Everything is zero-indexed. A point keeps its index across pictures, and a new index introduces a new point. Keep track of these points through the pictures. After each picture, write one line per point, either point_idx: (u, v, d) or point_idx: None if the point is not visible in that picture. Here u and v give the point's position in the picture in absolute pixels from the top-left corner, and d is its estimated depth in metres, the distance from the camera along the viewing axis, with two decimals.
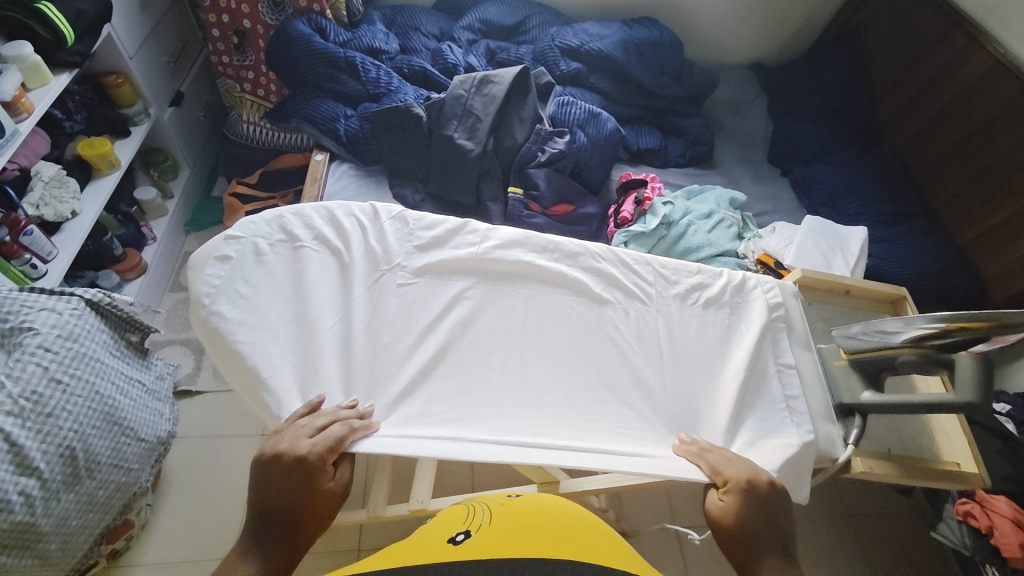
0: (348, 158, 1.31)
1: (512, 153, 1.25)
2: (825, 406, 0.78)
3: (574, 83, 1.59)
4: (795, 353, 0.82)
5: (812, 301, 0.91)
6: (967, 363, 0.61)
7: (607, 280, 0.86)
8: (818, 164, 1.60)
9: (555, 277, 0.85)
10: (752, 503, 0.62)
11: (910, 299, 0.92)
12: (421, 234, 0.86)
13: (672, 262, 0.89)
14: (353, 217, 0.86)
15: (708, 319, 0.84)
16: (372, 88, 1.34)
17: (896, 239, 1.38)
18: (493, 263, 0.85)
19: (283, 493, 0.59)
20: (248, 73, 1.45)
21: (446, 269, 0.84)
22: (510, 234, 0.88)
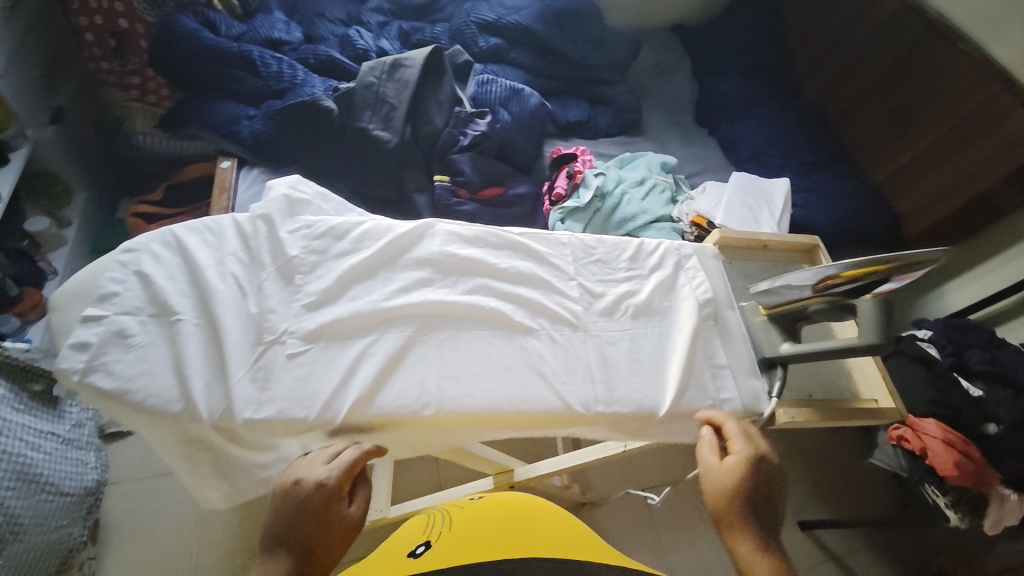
0: (257, 162, 1.22)
1: (434, 139, 1.19)
2: (749, 361, 0.68)
3: (494, 59, 1.53)
4: (720, 318, 0.69)
5: (733, 258, 0.87)
6: (867, 306, 0.61)
7: (525, 313, 0.62)
8: (744, 120, 1.62)
9: (462, 310, 0.60)
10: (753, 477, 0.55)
11: (822, 247, 0.91)
12: (311, 287, 0.57)
13: (593, 266, 0.68)
14: (231, 276, 0.56)
15: (640, 336, 0.64)
16: (275, 83, 1.24)
17: (818, 186, 1.43)
18: (402, 310, 0.58)
19: (299, 526, 0.51)
20: (134, 78, 1.31)
21: (349, 330, 0.56)
22: (420, 270, 0.62)
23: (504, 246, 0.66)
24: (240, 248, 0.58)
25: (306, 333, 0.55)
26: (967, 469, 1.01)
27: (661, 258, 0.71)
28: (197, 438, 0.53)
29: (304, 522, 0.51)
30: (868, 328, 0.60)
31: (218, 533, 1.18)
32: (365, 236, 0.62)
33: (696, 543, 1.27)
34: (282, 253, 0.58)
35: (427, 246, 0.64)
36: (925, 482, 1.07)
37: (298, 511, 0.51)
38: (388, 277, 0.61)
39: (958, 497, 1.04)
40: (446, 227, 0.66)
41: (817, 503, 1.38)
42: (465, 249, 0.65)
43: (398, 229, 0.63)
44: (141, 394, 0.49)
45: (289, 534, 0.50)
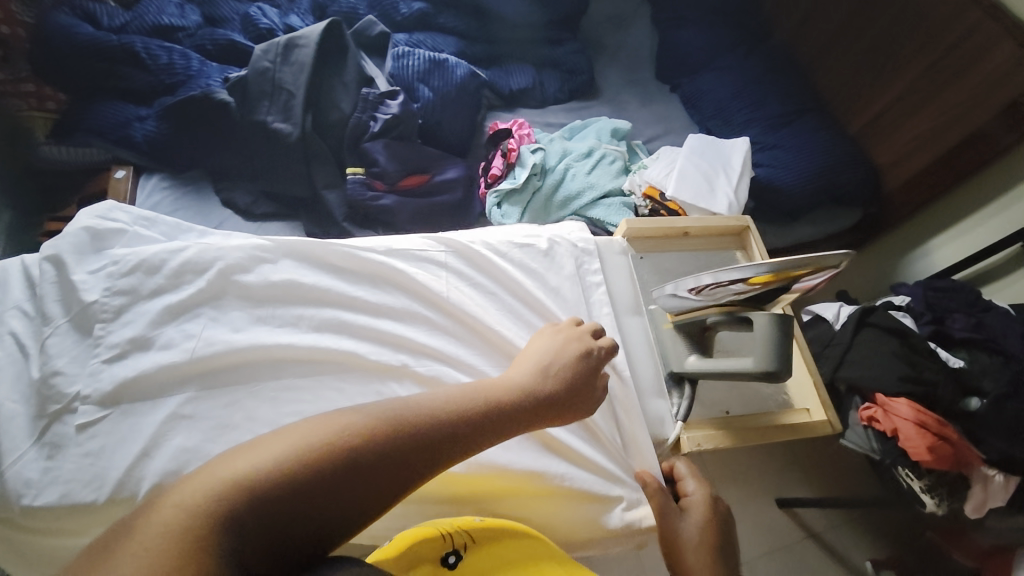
0: (157, 167, 1.12)
1: (342, 127, 1.07)
2: (653, 375, 0.69)
3: (422, 27, 1.38)
4: (623, 323, 0.71)
5: (648, 251, 0.78)
6: (765, 322, 0.56)
7: (373, 343, 0.61)
8: (705, 73, 1.46)
9: (288, 353, 0.58)
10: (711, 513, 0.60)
11: (751, 230, 0.81)
12: (114, 337, 0.55)
13: (474, 283, 0.68)
14: (11, 335, 0.55)
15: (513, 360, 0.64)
16: (166, 77, 1.12)
17: (786, 142, 1.28)
18: (230, 356, 0.56)
19: (569, 363, 0.59)
20: (29, 85, 1.22)
21: (159, 382, 0.54)
22: (245, 302, 0.60)
23: (369, 270, 0.65)
24: (34, 307, 0.57)
25: (100, 396, 0.53)
26: (943, 453, 0.92)
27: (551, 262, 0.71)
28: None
29: (563, 366, 0.58)
30: (764, 356, 0.57)
31: None
32: (177, 270, 0.59)
33: None
34: (77, 300, 0.56)
35: (266, 274, 0.61)
36: (897, 465, 0.99)
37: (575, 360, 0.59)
38: (211, 316, 0.59)
39: (935, 480, 0.97)
40: (265, 240, 0.63)
41: (799, 483, 1.31)
42: (301, 275, 0.62)
43: (226, 259, 0.60)
44: None
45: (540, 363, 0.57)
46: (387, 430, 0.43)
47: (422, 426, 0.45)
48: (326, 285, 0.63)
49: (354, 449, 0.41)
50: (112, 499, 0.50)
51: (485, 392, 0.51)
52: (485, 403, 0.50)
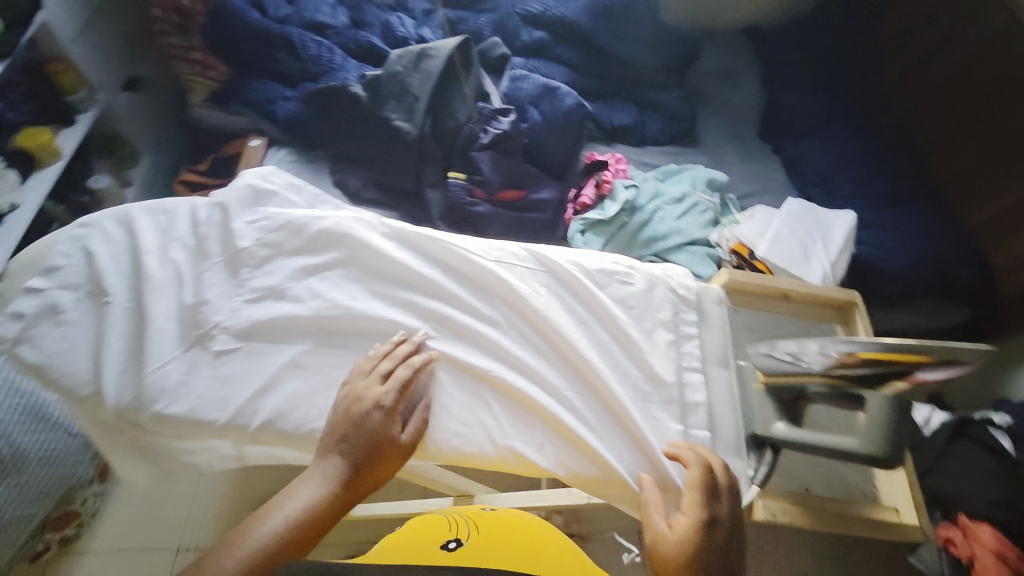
0: (288, 143, 1.26)
1: (455, 134, 1.14)
2: (733, 433, 0.57)
3: (536, 54, 1.42)
4: (707, 376, 0.58)
5: (741, 306, 0.74)
6: (877, 405, 0.52)
7: (467, 341, 0.58)
8: (814, 139, 1.42)
9: (395, 333, 0.58)
10: (706, 539, 0.49)
11: (860, 306, 0.76)
12: (254, 282, 0.58)
13: (575, 303, 0.59)
14: (171, 263, 0.58)
15: (601, 393, 0.56)
16: (313, 66, 1.25)
17: (891, 224, 1.21)
18: (347, 322, 0.57)
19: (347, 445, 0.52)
20: (194, 54, 1.39)
21: (279, 328, 0.57)
22: (364, 272, 0.60)
23: (471, 267, 0.59)
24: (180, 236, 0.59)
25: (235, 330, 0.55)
26: None
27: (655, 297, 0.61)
28: (112, 421, 0.54)
29: (343, 442, 0.51)
30: (873, 435, 0.52)
31: (213, 493, 1.25)
32: (317, 235, 0.60)
33: None
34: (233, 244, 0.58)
35: (385, 253, 0.59)
36: None
37: (350, 434, 0.52)
38: (337, 281, 0.59)
39: None
40: (391, 223, 0.62)
41: None
42: (418, 258, 0.60)
43: (355, 230, 0.60)
44: (57, 371, 0.53)
45: (344, 453, 0.52)
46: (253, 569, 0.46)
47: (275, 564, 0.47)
48: (437, 276, 0.60)
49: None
50: (229, 423, 0.53)
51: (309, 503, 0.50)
52: (312, 514, 0.50)
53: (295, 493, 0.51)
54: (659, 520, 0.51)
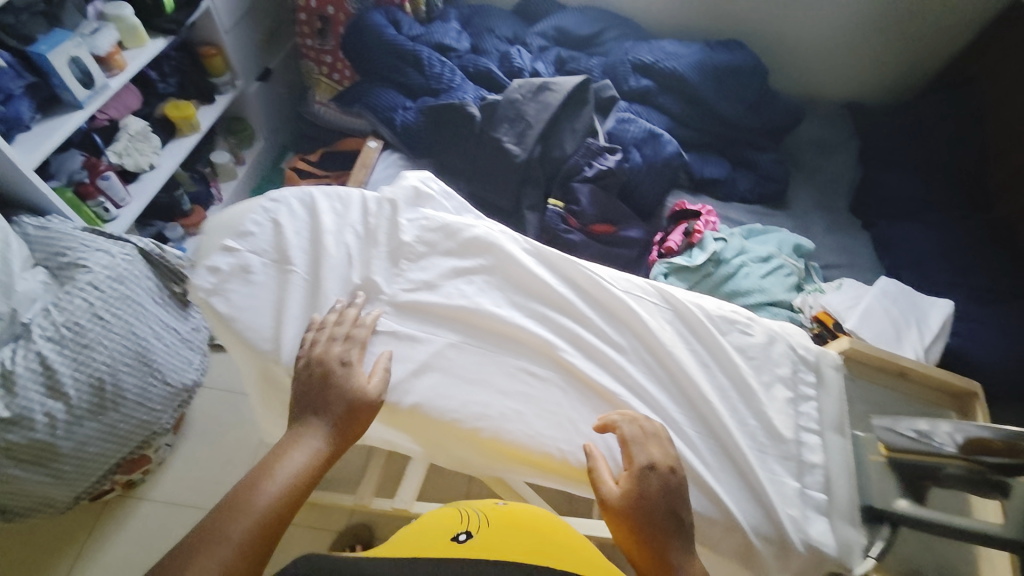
0: (399, 148, 1.34)
1: (559, 164, 1.20)
2: (852, 501, 0.54)
3: (640, 100, 1.50)
4: (824, 440, 0.58)
5: (857, 377, 0.68)
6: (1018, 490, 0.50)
7: (598, 361, 0.58)
8: (909, 222, 1.41)
9: (531, 343, 0.58)
10: (652, 492, 0.49)
11: (983, 399, 0.71)
12: (413, 276, 0.60)
13: (695, 345, 0.61)
14: (345, 246, 0.61)
15: (721, 436, 0.55)
16: (434, 83, 1.35)
17: (991, 320, 1.17)
18: (494, 322, 0.58)
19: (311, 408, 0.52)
20: (327, 57, 1.53)
21: (434, 316, 0.58)
22: (512, 277, 0.62)
23: (601, 295, 0.62)
24: (338, 214, 0.63)
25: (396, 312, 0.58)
26: None
27: (777, 356, 0.61)
28: (274, 379, 0.59)
29: (311, 403, 0.52)
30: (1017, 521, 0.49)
31: None
32: (474, 238, 0.63)
33: None
34: (396, 237, 0.62)
35: (529, 268, 0.62)
36: None
37: (318, 395, 0.52)
38: (482, 285, 0.61)
39: None
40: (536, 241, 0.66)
41: None
42: (558, 275, 0.63)
43: (505, 243, 0.63)
44: (242, 325, 0.56)
45: (317, 412, 0.52)
46: (254, 535, 0.47)
47: (274, 528, 0.48)
48: (573, 296, 0.61)
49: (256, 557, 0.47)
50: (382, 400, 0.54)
51: (299, 465, 0.51)
52: (302, 473, 0.50)
53: (282, 457, 0.51)
54: (606, 479, 0.50)
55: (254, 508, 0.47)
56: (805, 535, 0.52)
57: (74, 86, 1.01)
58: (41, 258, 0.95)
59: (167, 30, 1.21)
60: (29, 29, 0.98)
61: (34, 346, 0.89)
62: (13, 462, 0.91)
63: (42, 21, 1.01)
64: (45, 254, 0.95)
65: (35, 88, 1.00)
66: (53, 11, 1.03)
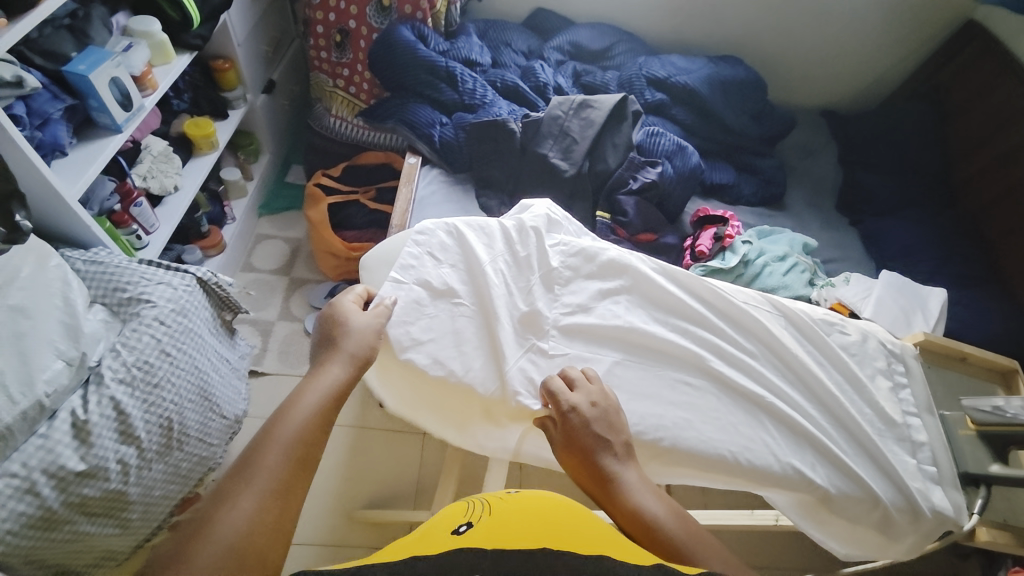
0: (438, 163, 1.35)
1: (604, 177, 1.27)
2: (952, 469, 0.67)
3: (656, 112, 1.62)
4: (924, 422, 0.70)
5: (932, 365, 0.79)
6: None
7: (739, 369, 0.71)
8: (892, 219, 1.60)
9: (679, 354, 0.71)
10: (580, 425, 0.59)
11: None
12: (566, 299, 0.74)
13: (811, 347, 0.73)
14: (501, 275, 0.74)
15: (849, 426, 0.68)
16: (468, 98, 1.38)
17: (971, 303, 1.37)
18: (643, 336, 0.72)
19: (323, 346, 0.63)
20: (343, 70, 1.52)
21: (596, 337, 0.72)
22: (648, 295, 0.76)
23: (728, 310, 0.74)
24: (489, 244, 0.76)
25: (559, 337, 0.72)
26: None
27: (875, 352, 0.74)
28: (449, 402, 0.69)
29: (323, 342, 0.63)
30: None
31: (324, 488, 1.26)
32: (608, 261, 0.77)
33: None
34: (547, 264, 0.76)
35: (660, 285, 0.75)
36: None
37: (329, 336, 0.63)
38: (627, 305, 0.75)
39: None
40: (658, 262, 0.79)
41: None
42: (688, 294, 0.76)
43: (637, 265, 0.77)
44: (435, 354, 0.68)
45: (327, 350, 0.62)
46: (291, 454, 0.51)
47: (301, 440, 0.52)
48: (704, 311, 0.74)
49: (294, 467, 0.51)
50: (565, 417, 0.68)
51: (323, 394, 0.57)
52: (321, 402, 0.56)
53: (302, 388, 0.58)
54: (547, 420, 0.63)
55: (282, 434, 0.52)
56: (928, 501, 0.65)
57: (113, 108, 0.99)
58: (97, 295, 0.95)
59: (192, 46, 1.21)
60: (60, 46, 0.95)
61: (107, 390, 0.86)
62: (85, 518, 0.84)
63: (66, 34, 0.97)
64: (103, 291, 0.95)
65: (72, 110, 0.97)
66: (78, 25, 1.00)
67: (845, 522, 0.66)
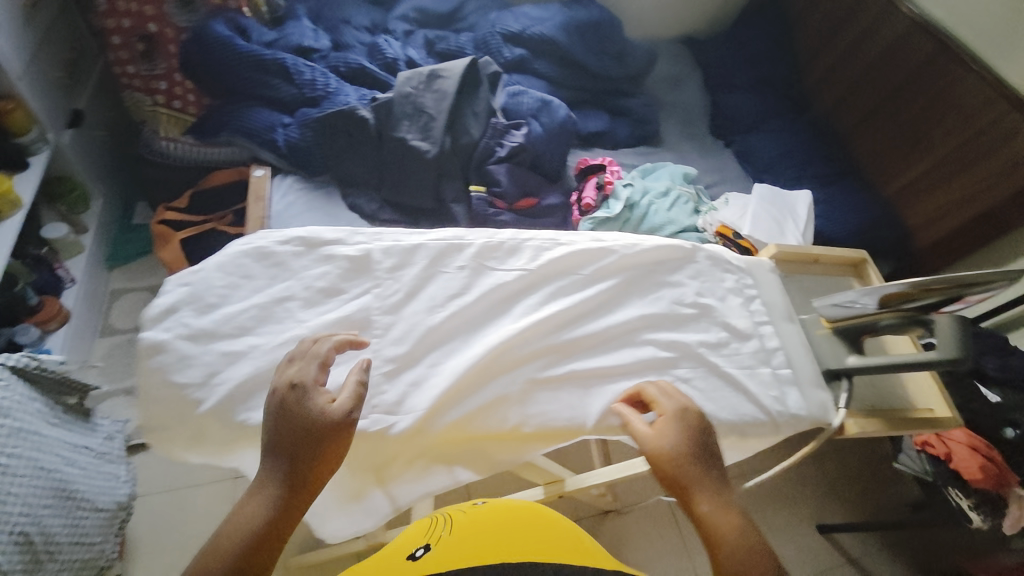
0: (292, 170, 1.22)
1: (470, 150, 1.20)
2: (813, 370, 0.67)
3: (518, 69, 1.56)
4: (778, 328, 0.70)
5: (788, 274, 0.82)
6: (945, 322, 0.61)
7: (583, 342, 0.65)
8: (758, 133, 1.67)
9: (522, 355, 0.63)
10: (678, 433, 0.56)
11: (872, 263, 0.85)
12: (389, 352, 0.62)
13: (665, 291, 0.69)
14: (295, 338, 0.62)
15: (704, 356, 0.65)
16: (309, 91, 1.22)
17: (832, 199, 1.49)
18: (487, 373, 0.62)
19: (286, 443, 0.53)
20: (160, 83, 1.31)
21: (434, 346, 0.63)
22: (479, 304, 0.66)
23: (569, 278, 0.67)
24: (262, 331, 0.63)
25: (390, 404, 0.59)
26: (992, 473, 1.05)
27: (733, 275, 0.73)
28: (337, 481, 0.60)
29: (275, 443, 0.53)
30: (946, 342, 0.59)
31: None
32: (433, 294, 0.65)
33: None
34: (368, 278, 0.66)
35: (495, 276, 0.66)
36: (947, 485, 1.12)
37: (283, 431, 0.53)
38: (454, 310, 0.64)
39: (980, 498, 1.08)
40: (494, 239, 0.69)
41: (836, 509, 1.43)
42: (522, 283, 0.67)
43: (469, 253, 0.68)
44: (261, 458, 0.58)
45: (278, 454, 0.53)
46: None
47: None
48: (547, 282, 0.67)
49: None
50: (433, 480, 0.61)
51: (259, 522, 0.51)
52: (263, 529, 0.50)
53: (244, 502, 0.52)
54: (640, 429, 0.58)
55: None
56: (785, 407, 0.63)
57: None
58: None
59: None
60: None
61: None
62: None
63: None
64: None
65: None
66: None
67: (716, 452, 0.65)
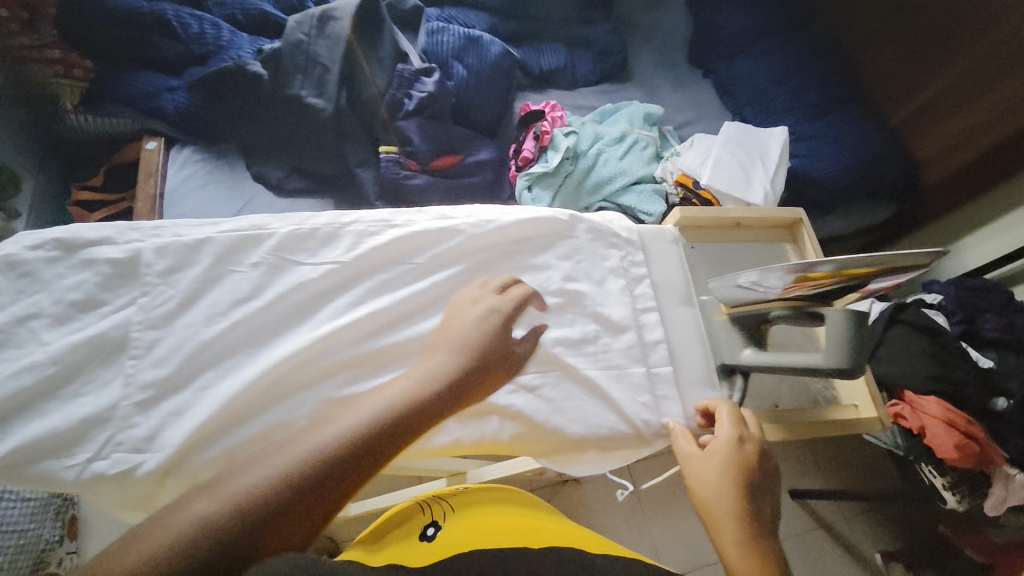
0: (188, 140, 1.11)
1: (375, 104, 1.06)
2: (704, 369, 0.67)
3: (454, 1, 1.35)
4: (665, 312, 0.69)
5: (697, 241, 0.79)
6: (838, 316, 0.55)
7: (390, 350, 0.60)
8: (744, 57, 1.41)
9: (318, 368, 0.58)
10: (722, 453, 0.54)
11: (807, 224, 0.81)
12: (145, 377, 0.55)
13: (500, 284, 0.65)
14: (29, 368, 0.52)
15: (560, 359, 0.62)
16: (197, 46, 1.10)
17: (822, 133, 1.26)
18: (275, 391, 0.57)
19: (466, 341, 0.51)
20: (54, 51, 1.21)
21: (222, 354, 0.57)
22: (273, 308, 0.60)
23: (376, 278, 0.62)
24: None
25: (139, 440, 0.53)
26: (969, 452, 0.91)
27: (604, 254, 0.68)
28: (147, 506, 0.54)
29: (456, 339, 0.51)
30: (838, 348, 0.55)
31: None
32: (214, 300, 0.58)
33: (671, 517, 1.30)
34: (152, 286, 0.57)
35: (298, 271, 0.61)
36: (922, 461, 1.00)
37: (473, 332, 0.52)
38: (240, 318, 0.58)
39: (958, 477, 0.97)
40: (300, 226, 0.62)
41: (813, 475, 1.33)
42: (325, 284, 0.61)
43: (268, 244, 0.61)
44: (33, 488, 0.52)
45: (452, 352, 0.50)
46: (308, 477, 0.38)
47: (345, 483, 0.39)
48: (353, 284, 0.62)
49: (276, 502, 0.37)
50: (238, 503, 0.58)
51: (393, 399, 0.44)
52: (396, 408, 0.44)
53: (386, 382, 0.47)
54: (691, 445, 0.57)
55: (295, 461, 0.39)
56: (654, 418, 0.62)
57: None
58: None
59: None
60: None
61: None
62: None
63: None
64: None
65: None
66: None
67: (572, 453, 0.61)
